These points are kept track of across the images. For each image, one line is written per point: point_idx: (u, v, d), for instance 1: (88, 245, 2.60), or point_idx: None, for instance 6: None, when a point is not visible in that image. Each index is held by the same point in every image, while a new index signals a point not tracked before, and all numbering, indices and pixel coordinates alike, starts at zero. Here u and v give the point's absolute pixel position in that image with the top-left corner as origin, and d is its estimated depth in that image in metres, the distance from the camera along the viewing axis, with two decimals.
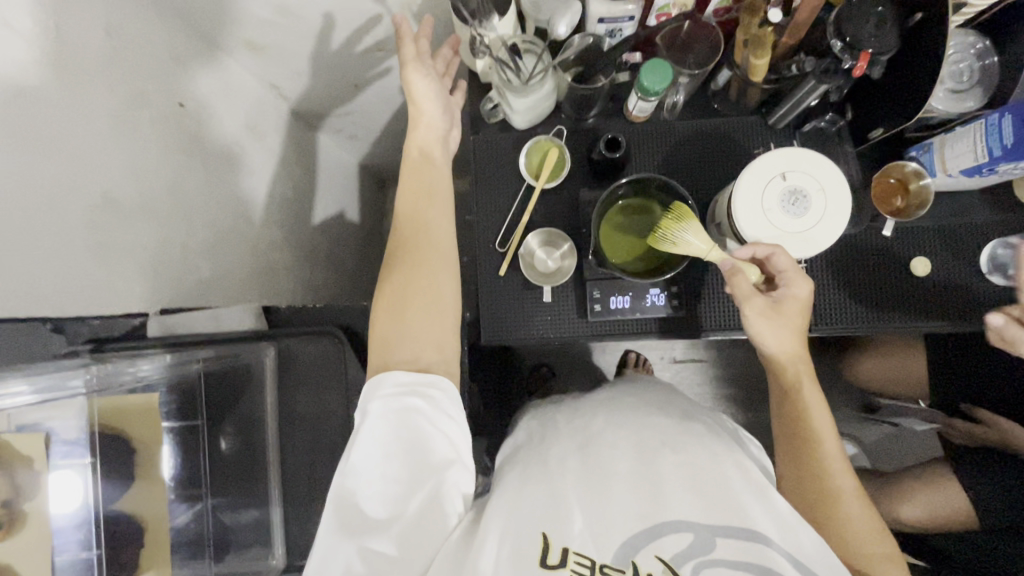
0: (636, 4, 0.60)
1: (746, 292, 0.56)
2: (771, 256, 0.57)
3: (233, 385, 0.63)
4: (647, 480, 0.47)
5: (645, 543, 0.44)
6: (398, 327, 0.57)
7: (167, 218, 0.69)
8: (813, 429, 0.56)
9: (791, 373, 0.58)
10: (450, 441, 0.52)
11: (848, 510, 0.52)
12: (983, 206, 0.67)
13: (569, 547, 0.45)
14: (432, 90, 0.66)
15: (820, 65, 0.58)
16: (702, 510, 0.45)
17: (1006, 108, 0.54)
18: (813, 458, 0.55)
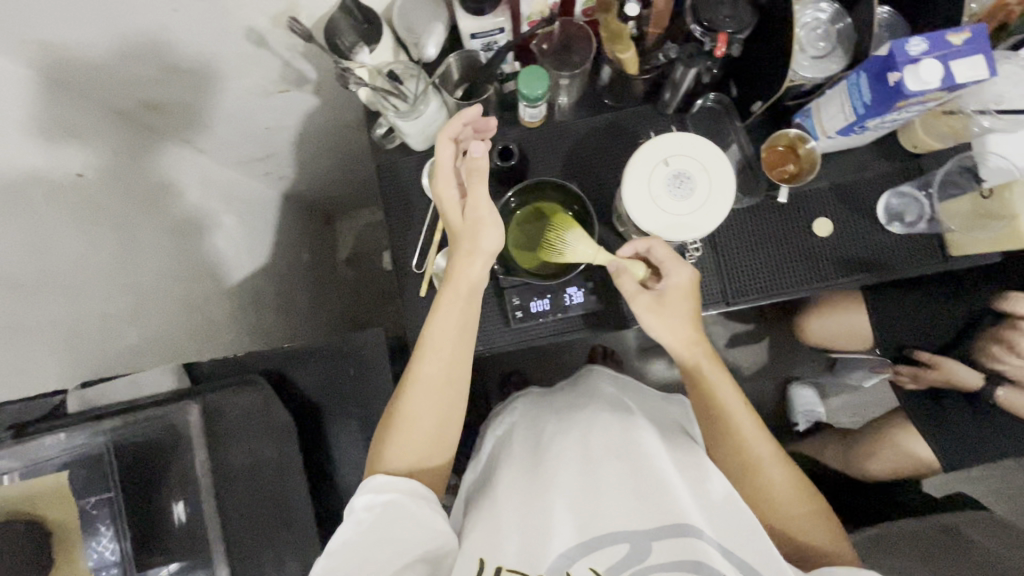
0: (504, 17, 0.62)
1: (632, 290, 0.61)
2: (650, 248, 0.61)
3: (160, 450, 0.60)
4: (588, 495, 0.58)
5: (581, 556, 0.53)
6: (409, 435, 0.59)
7: (82, 291, 0.69)
8: (726, 409, 0.62)
9: (691, 361, 0.62)
10: (425, 518, 0.56)
11: (771, 477, 0.60)
12: (875, 158, 0.69)
13: (502, 565, 0.54)
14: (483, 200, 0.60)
15: (684, 51, 0.60)
16: (638, 521, 0.55)
17: (861, 67, 0.56)
18: (733, 437, 0.61)
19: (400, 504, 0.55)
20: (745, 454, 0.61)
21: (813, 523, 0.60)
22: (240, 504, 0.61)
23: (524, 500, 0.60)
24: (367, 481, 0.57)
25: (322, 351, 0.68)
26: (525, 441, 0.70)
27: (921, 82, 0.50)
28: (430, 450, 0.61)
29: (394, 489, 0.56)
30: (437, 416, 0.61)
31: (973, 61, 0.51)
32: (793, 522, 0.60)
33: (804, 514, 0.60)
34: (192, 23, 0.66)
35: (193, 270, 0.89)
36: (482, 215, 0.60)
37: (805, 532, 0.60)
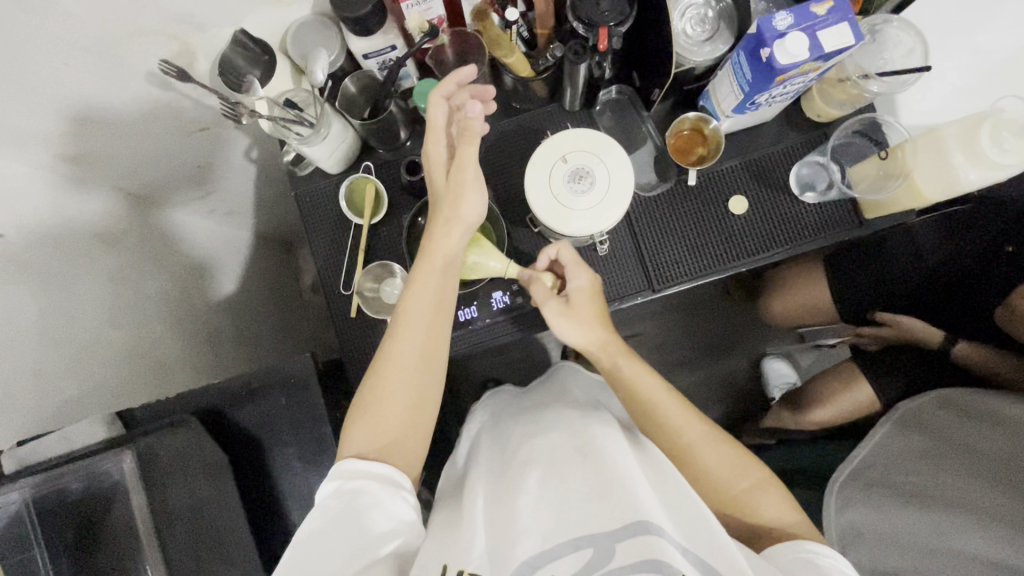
0: (391, 35, 0.63)
1: (543, 295, 0.62)
2: (558, 252, 0.63)
3: (92, 507, 0.58)
4: (551, 499, 0.55)
5: (544, 561, 0.51)
6: (374, 421, 0.58)
7: (9, 351, 0.69)
8: (649, 398, 0.60)
9: (604, 358, 0.62)
10: (389, 518, 0.53)
11: (706, 459, 0.58)
12: (781, 131, 0.70)
13: (464, 568, 0.52)
14: (469, 167, 0.59)
15: (570, 49, 0.60)
16: (602, 522, 0.51)
17: (739, 47, 0.56)
18: (660, 424, 0.60)
19: (368, 493, 0.53)
20: (677, 441, 0.59)
21: (763, 502, 0.56)
22: (184, 547, 0.59)
23: (475, 512, 0.58)
24: (337, 466, 0.56)
25: (255, 383, 0.68)
26: (489, 453, 0.69)
27: (790, 55, 0.51)
28: (405, 427, 0.59)
29: (365, 475, 0.55)
30: (417, 390, 0.60)
31: (840, 29, 0.51)
32: (741, 503, 0.56)
33: (749, 494, 0.57)
34: (89, 74, 0.67)
35: (139, 314, 0.89)
36: (467, 179, 0.59)
37: (756, 512, 0.56)
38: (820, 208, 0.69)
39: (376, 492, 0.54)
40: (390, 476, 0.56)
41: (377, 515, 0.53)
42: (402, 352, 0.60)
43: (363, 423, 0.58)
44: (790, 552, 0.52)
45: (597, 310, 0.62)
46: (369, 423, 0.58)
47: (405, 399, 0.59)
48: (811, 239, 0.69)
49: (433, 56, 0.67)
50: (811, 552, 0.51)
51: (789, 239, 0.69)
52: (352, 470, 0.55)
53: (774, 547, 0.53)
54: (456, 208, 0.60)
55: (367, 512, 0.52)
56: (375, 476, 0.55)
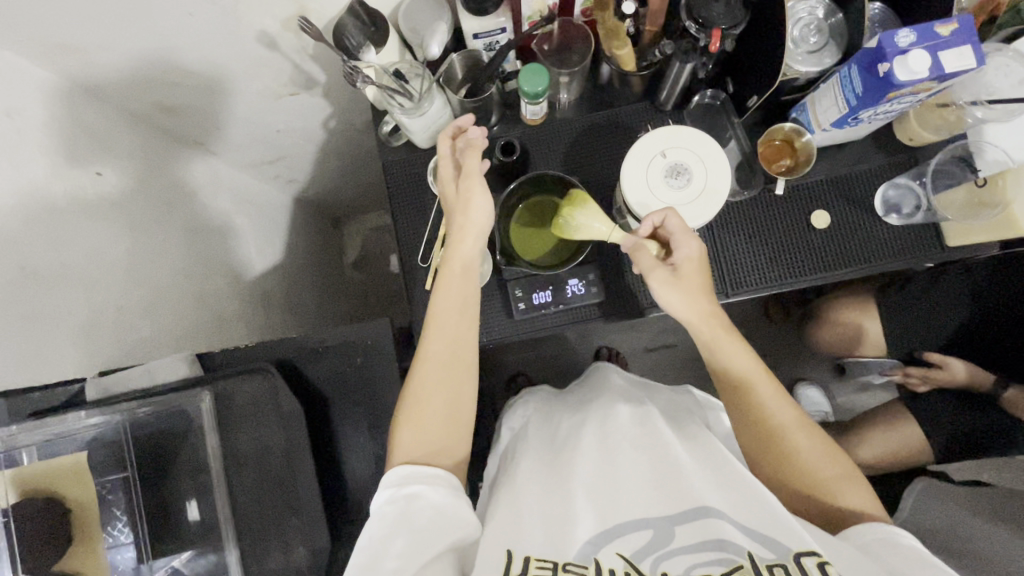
0: (505, 17, 0.65)
1: (649, 263, 0.59)
2: (665, 219, 0.58)
3: (174, 435, 0.63)
4: (606, 484, 0.56)
5: (606, 541, 0.50)
6: (415, 426, 0.58)
7: (96, 284, 0.71)
8: (745, 374, 0.58)
9: (706, 332, 0.58)
10: (448, 513, 0.53)
11: (798, 442, 0.56)
12: (873, 152, 0.71)
13: (530, 555, 0.50)
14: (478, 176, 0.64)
15: (679, 47, 0.62)
16: (661, 507, 0.52)
17: (852, 61, 0.57)
18: (753, 402, 0.58)
19: (421, 497, 0.54)
20: (767, 421, 0.57)
21: (847, 487, 0.55)
22: (249, 485, 0.64)
23: (528, 502, 0.57)
24: (389, 476, 0.56)
25: (328, 341, 0.70)
26: (539, 445, 0.69)
27: (910, 72, 0.52)
28: (439, 435, 0.59)
29: (418, 480, 0.55)
30: (449, 393, 0.60)
31: (961, 51, 0.52)
32: (824, 486, 0.55)
33: (834, 480, 0.55)
34: (207, 27, 0.69)
35: (205, 266, 0.92)
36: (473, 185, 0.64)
37: (842, 499, 0.55)
38: (902, 231, 0.69)
39: (431, 494, 0.54)
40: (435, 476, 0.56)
41: (432, 516, 0.53)
42: (429, 358, 0.61)
43: (404, 432, 0.58)
44: (870, 534, 0.51)
45: (704, 280, 0.59)
46: (411, 430, 0.58)
47: (442, 398, 0.59)
48: (893, 258, 0.69)
49: (540, 41, 0.68)
50: (892, 534, 0.51)
51: (866, 258, 0.69)
52: (394, 482, 0.55)
53: (856, 530, 0.52)
54: (468, 217, 0.64)
55: (424, 514, 0.52)
56: (428, 481, 0.55)
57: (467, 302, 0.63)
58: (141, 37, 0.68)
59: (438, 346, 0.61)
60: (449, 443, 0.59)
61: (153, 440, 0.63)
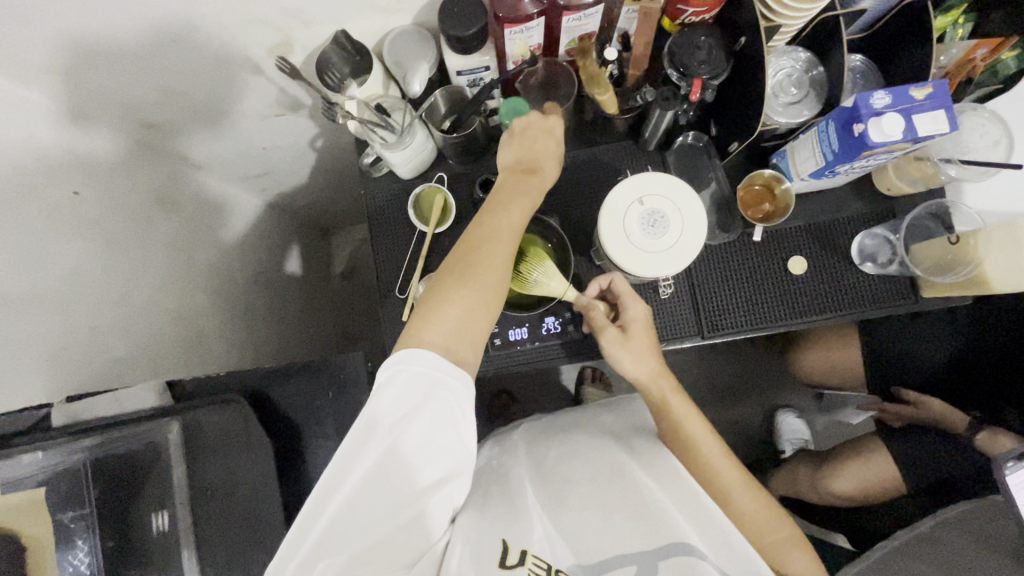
0: (489, 56, 0.65)
1: (601, 323, 0.62)
2: (613, 282, 0.64)
3: (138, 466, 0.61)
4: (592, 511, 0.55)
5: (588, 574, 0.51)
6: (457, 303, 0.55)
7: (70, 305, 0.70)
8: (691, 437, 0.61)
9: (656, 391, 0.62)
10: (454, 457, 0.53)
11: (741, 505, 0.58)
12: (851, 200, 0.71)
13: (528, 549, 0.52)
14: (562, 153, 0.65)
15: (661, 94, 0.62)
16: (642, 543, 0.51)
17: (829, 116, 0.58)
18: (698, 463, 0.60)
19: (448, 410, 0.52)
20: (716, 483, 0.59)
21: (793, 554, 0.56)
22: (214, 516, 0.63)
23: (526, 498, 0.59)
24: (423, 357, 0.52)
25: (303, 371, 0.70)
26: (524, 458, 0.68)
27: (884, 134, 0.52)
28: (474, 327, 0.56)
29: (447, 382, 0.53)
30: (493, 291, 0.57)
31: (935, 116, 0.53)
32: (769, 550, 0.57)
33: (777, 547, 0.57)
34: (192, 50, 0.69)
35: (185, 282, 0.91)
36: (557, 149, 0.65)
37: (785, 565, 0.56)
38: (877, 280, 0.69)
39: (455, 415, 0.53)
40: (460, 382, 0.53)
41: (449, 437, 0.52)
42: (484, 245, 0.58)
43: (449, 307, 0.55)
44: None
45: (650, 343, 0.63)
46: (455, 307, 0.55)
47: (480, 298, 0.56)
48: (868, 307, 0.70)
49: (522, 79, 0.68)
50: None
51: (843, 306, 0.70)
52: (418, 363, 0.52)
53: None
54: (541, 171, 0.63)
55: (441, 426, 0.52)
56: (456, 394, 0.53)
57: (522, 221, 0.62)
58: (125, 60, 0.68)
59: (498, 250, 0.58)
60: (478, 340, 0.56)
61: (111, 472, 0.60)
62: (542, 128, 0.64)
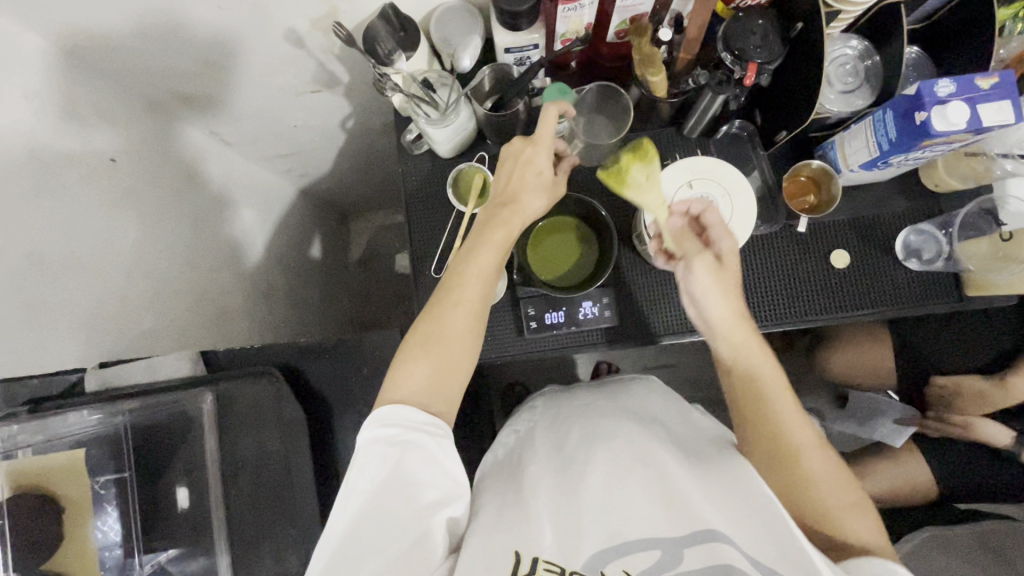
0: (539, 34, 0.64)
1: (695, 249, 0.59)
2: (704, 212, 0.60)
3: (175, 430, 0.63)
4: (614, 497, 0.54)
5: (615, 556, 0.50)
6: (425, 362, 0.55)
7: (102, 274, 0.69)
8: (764, 382, 0.56)
9: (732, 333, 0.58)
10: (441, 488, 0.52)
11: (810, 463, 0.53)
12: (897, 195, 0.70)
13: (539, 556, 0.50)
14: (545, 186, 0.63)
15: (714, 77, 0.61)
16: (666, 528, 0.50)
17: (887, 105, 0.57)
18: (770, 411, 0.55)
19: (423, 450, 0.52)
20: (781, 434, 0.55)
21: (856, 524, 0.52)
22: (245, 490, 0.62)
23: (540, 500, 0.57)
24: (386, 413, 0.52)
25: (337, 347, 0.69)
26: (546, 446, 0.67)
27: (948, 122, 0.51)
28: (446, 380, 0.55)
29: (413, 428, 0.52)
30: (462, 343, 0.57)
31: (1001, 106, 0.52)
32: (828, 514, 0.53)
33: (843, 509, 0.53)
34: (236, 21, 0.68)
35: (212, 258, 0.90)
36: (534, 181, 0.62)
37: (846, 531, 0.52)
38: (921, 276, 0.68)
39: (431, 455, 0.52)
40: (434, 426, 0.53)
41: (429, 475, 0.51)
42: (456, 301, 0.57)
43: (415, 368, 0.55)
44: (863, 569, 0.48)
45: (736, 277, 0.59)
46: (421, 369, 0.55)
47: (447, 354, 0.56)
48: (910, 305, 0.69)
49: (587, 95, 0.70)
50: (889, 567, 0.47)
51: (883, 302, 0.69)
52: (390, 417, 0.52)
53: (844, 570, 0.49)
54: (519, 207, 0.62)
55: (418, 467, 0.51)
56: (430, 432, 0.53)
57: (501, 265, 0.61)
58: (168, 26, 0.67)
59: (471, 293, 0.58)
60: (450, 388, 0.56)
61: (150, 437, 0.62)
62: (522, 160, 0.62)
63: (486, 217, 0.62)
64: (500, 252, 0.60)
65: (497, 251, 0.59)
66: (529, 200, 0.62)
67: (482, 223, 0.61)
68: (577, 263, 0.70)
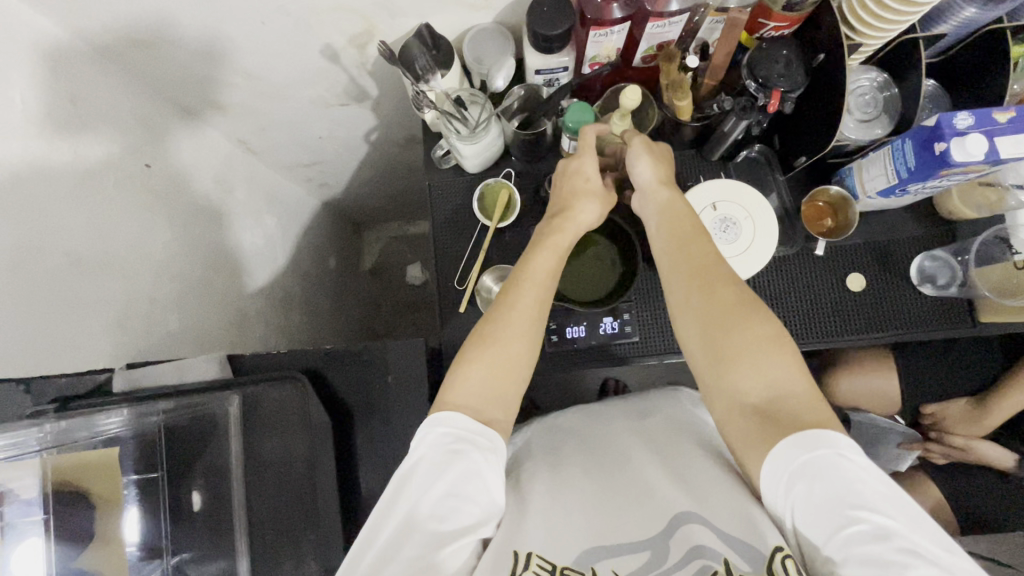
0: (568, 56, 0.66)
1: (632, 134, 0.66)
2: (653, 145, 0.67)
3: (200, 432, 0.63)
4: (599, 506, 0.55)
5: (604, 556, 0.50)
6: (485, 350, 0.56)
7: (135, 275, 0.71)
8: (686, 236, 0.59)
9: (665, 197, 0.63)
10: (482, 506, 0.51)
11: (722, 291, 0.54)
12: (911, 222, 0.72)
13: (533, 551, 0.50)
14: (597, 197, 0.66)
15: (738, 103, 0.63)
16: (641, 530, 0.52)
17: (906, 136, 0.59)
18: (692, 254, 0.58)
19: (471, 461, 0.51)
20: (704, 274, 0.56)
21: (772, 371, 0.50)
22: (267, 494, 0.63)
23: (534, 494, 0.58)
24: (443, 413, 0.53)
25: (360, 354, 0.70)
26: (543, 448, 0.69)
27: (967, 154, 0.53)
28: (501, 385, 0.56)
29: (466, 432, 0.52)
30: (522, 344, 0.57)
31: (1018, 139, 0.54)
32: (726, 361, 0.52)
33: (759, 346, 0.51)
34: (276, 36, 0.70)
35: (235, 261, 0.92)
36: (585, 191, 0.66)
37: (763, 364, 0.50)
38: (936, 302, 0.70)
39: (478, 469, 0.51)
40: (485, 438, 0.52)
41: (475, 487, 0.50)
42: (515, 305, 0.58)
43: (472, 368, 0.55)
44: (787, 461, 0.45)
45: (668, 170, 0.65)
46: (481, 359, 0.56)
47: (506, 360, 0.56)
48: (925, 330, 0.70)
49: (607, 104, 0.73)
50: (840, 472, 0.43)
51: (898, 327, 0.70)
52: (443, 423, 0.52)
53: (774, 455, 0.46)
54: (571, 216, 0.64)
55: (465, 481, 0.50)
56: (478, 442, 0.52)
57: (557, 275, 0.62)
58: (212, 39, 0.70)
59: (526, 299, 0.59)
60: (506, 395, 0.56)
61: (176, 440, 0.63)
62: (568, 172, 0.66)
63: (542, 228, 0.65)
64: (555, 259, 0.62)
65: (555, 256, 0.61)
66: (581, 208, 0.65)
67: (539, 234, 0.64)
68: (605, 269, 0.72)
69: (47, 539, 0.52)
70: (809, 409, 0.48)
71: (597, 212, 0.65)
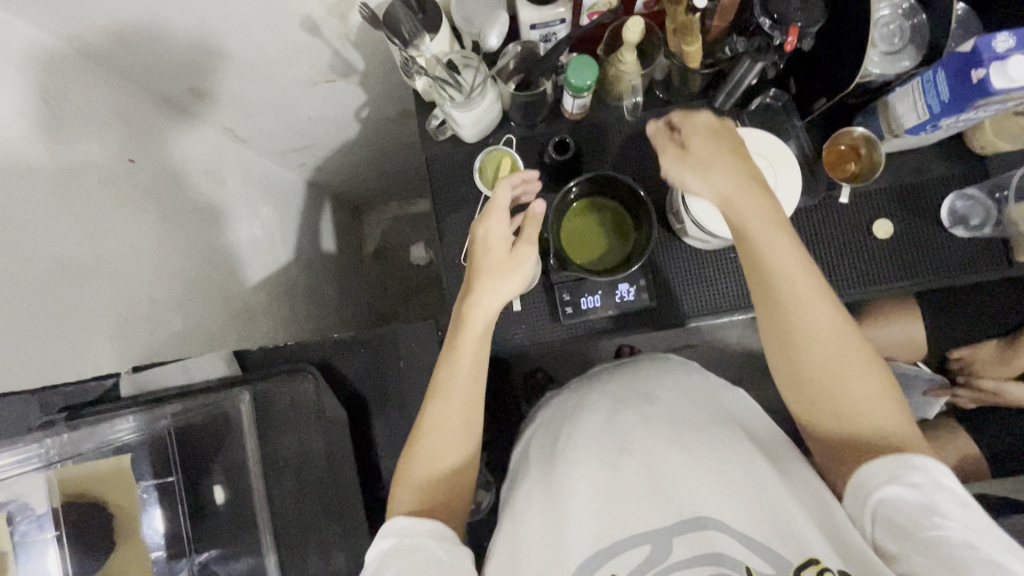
0: (565, 8, 0.62)
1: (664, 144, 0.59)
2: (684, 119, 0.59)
3: (213, 431, 0.62)
4: (600, 499, 0.52)
5: (601, 562, 0.47)
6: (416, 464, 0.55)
7: (131, 277, 0.68)
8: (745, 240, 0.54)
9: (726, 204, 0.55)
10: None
11: (800, 297, 0.51)
12: (940, 160, 0.68)
13: None
14: (506, 271, 0.59)
15: (752, 43, 0.59)
16: (650, 518, 0.49)
17: (938, 64, 0.54)
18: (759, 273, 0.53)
19: (429, 547, 0.50)
20: (777, 285, 0.51)
21: (864, 402, 0.49)
22: (288, 490, 0.62)
23: (523, 512, 0.55)
24: (389, 524, 0.52)
25: (370, 341, 0.68)
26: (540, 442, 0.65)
27: (1008, 79, 0.49)
28: (444, 492, 0.55)
29: (418, 534, 0.50)
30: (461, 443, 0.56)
31: None
32: (815, 392, 0.51)
33: (850, 367, 0.50)
34: (251, 10, 0.66)
35: (233, 255, 0.89)
36: (493, 267, 0.59)
37: (855, 392, 0.49)
38: (969, 244, 0.66)
39: (441, 554, 0.50)
40: (436, 527, 0.51)
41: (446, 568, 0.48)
42: (443, 419, 0.55)
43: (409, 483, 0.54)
44: (880, 473, 0.46)
45: (727, 159, 0.56)
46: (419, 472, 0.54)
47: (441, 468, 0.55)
48: (957, 275, 0.67)
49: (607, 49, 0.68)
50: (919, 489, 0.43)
51: (927, 274, 0.67)
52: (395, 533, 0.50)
53: (862, 479, 0.47)
54: (479, 302, 0.58)
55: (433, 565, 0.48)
56: (430, 532, 0.51)
57: (479, 364, 0.58)
58: (184, 19, 0.65)
59: (453, 410, 0.56)
60: (457, 492, 0.56)
61: (189, 441, 0.61)
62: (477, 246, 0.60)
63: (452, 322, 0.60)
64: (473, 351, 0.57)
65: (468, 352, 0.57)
66: (489, 290, 0.58)
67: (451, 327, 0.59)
68: (618, 234, 0.68)
69: (62, 551, 0.49)
70: (896, 422, 0.49)
71: (516, 283, 0.59)
